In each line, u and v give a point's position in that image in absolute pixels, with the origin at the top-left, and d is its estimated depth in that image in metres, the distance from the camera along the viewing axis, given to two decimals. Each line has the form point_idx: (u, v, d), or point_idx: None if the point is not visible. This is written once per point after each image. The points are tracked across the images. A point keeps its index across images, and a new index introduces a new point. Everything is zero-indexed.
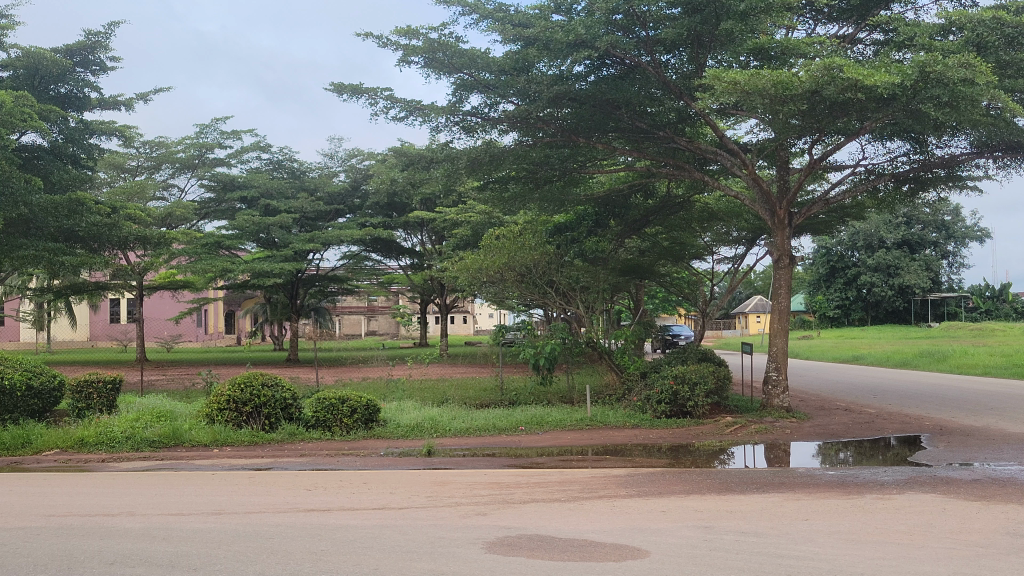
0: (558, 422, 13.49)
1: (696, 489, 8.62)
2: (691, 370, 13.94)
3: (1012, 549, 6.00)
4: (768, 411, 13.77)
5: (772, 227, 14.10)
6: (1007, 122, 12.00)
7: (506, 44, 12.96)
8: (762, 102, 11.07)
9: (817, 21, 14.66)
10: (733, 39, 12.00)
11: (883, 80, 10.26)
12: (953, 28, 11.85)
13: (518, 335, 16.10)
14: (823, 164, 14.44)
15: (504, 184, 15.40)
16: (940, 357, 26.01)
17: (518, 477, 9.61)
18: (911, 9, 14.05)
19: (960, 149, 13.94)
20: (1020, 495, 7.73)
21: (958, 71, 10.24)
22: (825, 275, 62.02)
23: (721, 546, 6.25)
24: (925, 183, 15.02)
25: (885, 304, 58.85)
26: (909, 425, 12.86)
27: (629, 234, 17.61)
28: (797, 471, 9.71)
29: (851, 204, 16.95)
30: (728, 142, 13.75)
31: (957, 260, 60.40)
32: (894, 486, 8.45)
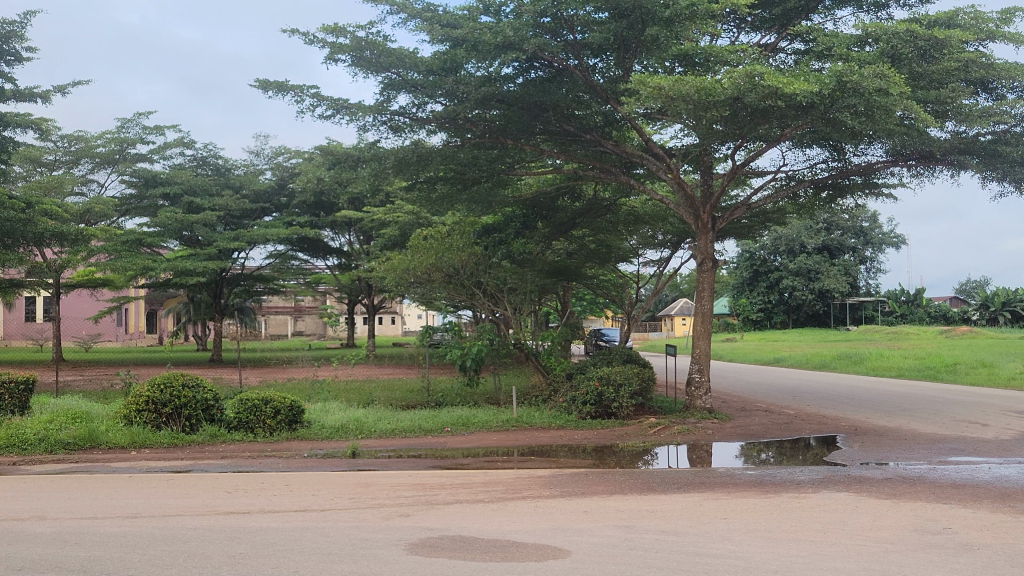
0: (484, 423, 13.52)
1: (619, 489, 8.72)
2: (616, 372, 14.10)
3: (919, 545, 6.19)
4: (691, 412, 13.96)
5: (695, 231, 14.33)
6: (919, 132, 12.37)
7: (435, 45, 12.94)
8: (686, 108, 11.24)
9: (740, 29, 14.94)
10: (658, 44, 12.18)
11: (802, 88, 10.53)
12: (869, 39, 12.18)
13: (445, 336, 16.05)
14: (745, 169, 14.71)
15: (432, 184, 15.36)
16: (857, 359, 26.71)
17: (443, 478, 9.60)
18: (830, 19, 14.43)
19: (876, 158, 14.33)
20: (928, 493, 7.99)
21: (873, 81, 10.57)
22: (748, 279, 63.14)
23: (641, 545, 6.32)
24: (843, 190, 15.40)
25: (806, 308, 60.18)
26: (826, 425, 13.18)
27: (556, 237, 17.71)
28: (718, 471, 9.87)
29: (772, 209, 17.30)
30: (654, 146, 13.93)
31: (874, 265, 62.11)
32: (811, 486, 8.65)
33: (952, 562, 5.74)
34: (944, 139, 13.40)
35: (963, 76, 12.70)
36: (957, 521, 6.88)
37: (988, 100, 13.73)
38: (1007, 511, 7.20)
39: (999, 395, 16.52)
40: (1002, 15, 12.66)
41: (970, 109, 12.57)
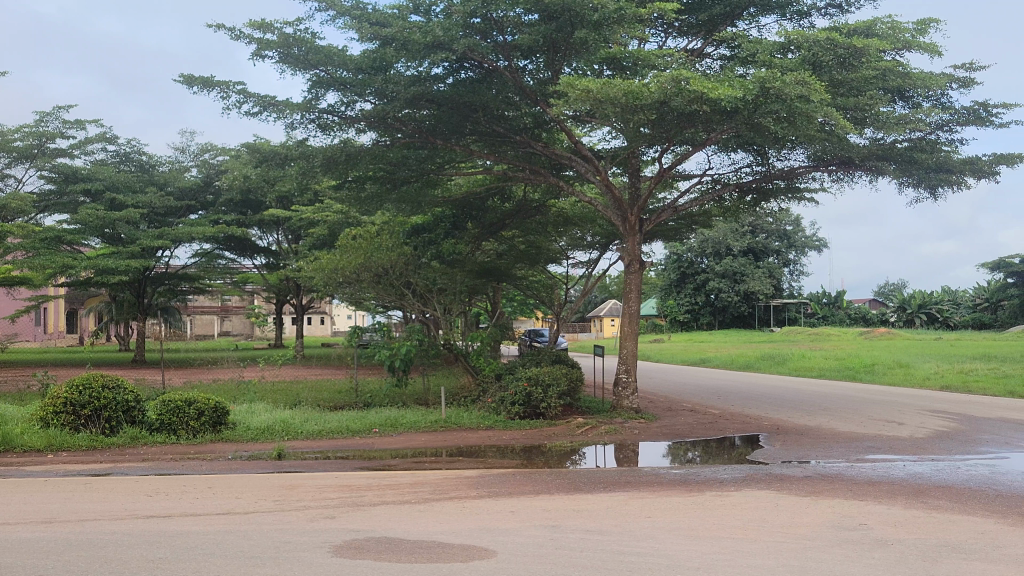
0: (412, 424, 13.46)
1: (545, 489, 8.75)
2: (544, 372, 14.17)
3: (836, 541, 6.34)
4: (618, 412, 14.08)
5: (623, 233, 14.46)
6: (839, 138, 12.69)
7: (364, 44, 12.88)
8: (614, 110, 11.36)
9: (667, 34, 15.13)
10: (587, 47, 12.28)
11: (726, 93, 10.71)
12: (791, 46, 12.46)
13: (374, 337, 15.92)
14: (672, 173, 14.91)
15: (361, 184, 15.24)
16: (780, 360, 27.33)
17: (370, 479, 9.54)
18: (754, 26, 14.73)
19: (798, 163, 14.66)
20: (846, 491, 8.19)
21: (795, 88, 10.81)
22: (676, 281, 63.96)
23: (567, 545, 6.35)
24: (766, 193, 15.73)
25: (731, 309, 61.25)
26: (749, 425, 13.42)
27: (486, 238, 17.70)
28: (644, 471, 9.93)
29: (699, 213, 17.56)
30: (582, 148, 14.02)
31: (797, 268, 63.52)
32: (733, 484, 8.80)
33: (867, 557, 5.89)
34: (864, 145, 13.76)
35: (881, 84, 13.06)
36: (873, 518, 7.06)
37: (904, 108, 14.14)
38: (920, 507, 7.42)
39: (914, 395, 17.03)
40: (917, 26, 13.06)
41: (887, 116, 12.92)
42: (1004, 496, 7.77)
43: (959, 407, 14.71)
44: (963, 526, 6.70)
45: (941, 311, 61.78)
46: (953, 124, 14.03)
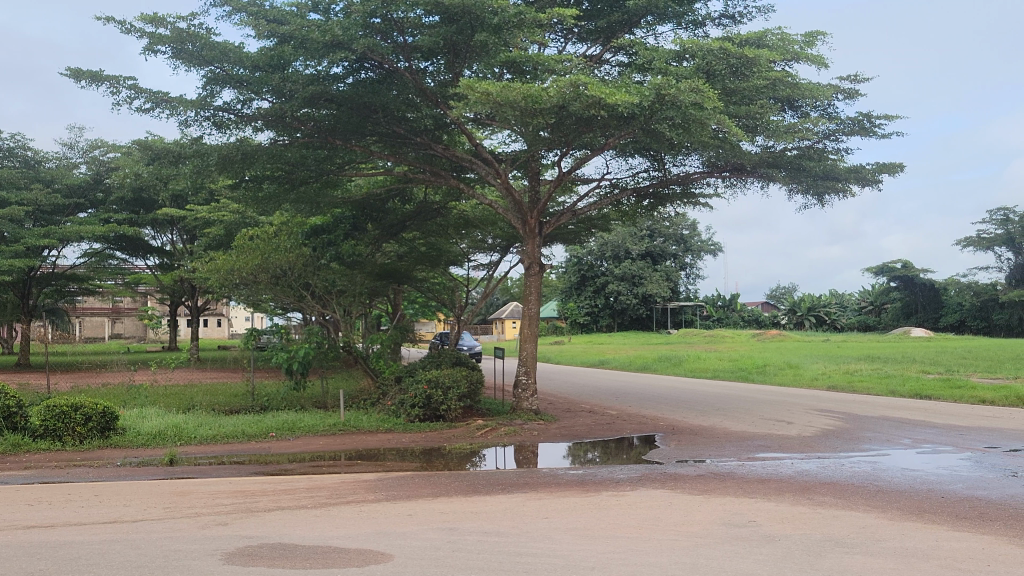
0: (309, 427, 13.26)
1: (444, 492, 8.74)
2: (444, 374, 14.15)
3: (727, 538, 6.51)
4: (517, 414, 14.15)
5: (523, 236, 14.54)
6: (732, 145, 13.03)
7: (260, 41, 12.68)
8: (514, 114, 11.44)
9: (567, 39, 15.29)
10: (487, 50, 12.32)
11: (623, 99, 10.87)
12: (686, 55, 12.74)
13: (272, 339, 15.63)
14: (571, 176, 15.08)
15: (258, 183, 14.93)
16: (675, 361, 27.96)
17: (265, 484, 9.37)
18: (650, 34, 15.03)
19: (693, 169, 15.00)
20: (737, 489, 8.41)
21: (690, 95, 11.04)
22: (576, 284, 64.59)
23: (464, 547, 6.36)
24: (663, 199, 16.06)
25: (630, 312, 62.23)
26: (645, 425, 13.66)
27: (386, 240, 17.56)
28: (542, 471, 10.02)
29: (598, 216, 17.78)
30: (483, 151, 14.06)
31: (693, 271, 64.97)
32: (629, 484, 8.94)
33: (755, 553, 6.07)
34: (755, 152, 14.16)
35: (771, 93, 13.47)
36: (761, 514, 7.27)
37: (794, 117, 14.62)
38: (806, 503, 7.68)
39: (803, 395, 17.59)
40: (805, 38, 13.52)
41: (777, 125, 13.32)
42: (885, 492, 8.08)
43: (844, 406, 15.29)
44: (846, 521, 6.95)
45: (829, 313, 64.12)
46: (840, 134, 14.57)
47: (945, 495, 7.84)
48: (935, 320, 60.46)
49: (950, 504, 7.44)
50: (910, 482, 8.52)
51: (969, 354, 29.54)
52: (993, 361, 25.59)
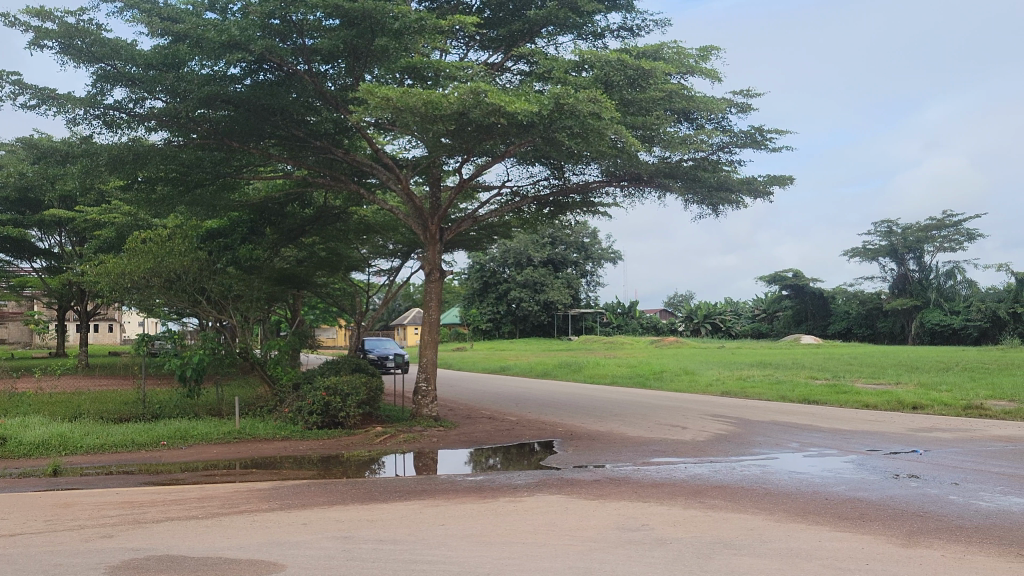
0: (203, 436, 12.93)
1: (340, 499, 8.64)
2: (342, 381, 13.98)
3: (621, 542, 6.61)
4: (417, 421, 14.10)
5: (424, 242, 14.49)
6: (629, 155, 13.27)
7: (154, 39, 12.38)
8: (414, 120, 11.39)
9: (469, 46, 15.31)
10: (387, 55, 12.26)
11: (523, 108, 10.97)
12: (585, 65, 12.92)
13: (164, 345, 15.18)
14: (473, 183, 15.11)
15: (151, 184, 14.49)
16: (575, 367, 28.28)
17: (154, 495, 9.10)
18: (551, 44, 15.19)
19: (593, 178, 15.20)
20: (631, 493, 8.55)
21: (587, 105, 11.26)
22: (478, 290, 64.69)
23: (359, 555, 6.29)
24: (563, 207, 16.24)
25: (532, 319, 62.66)
26: (544, 431, 13.76)
27: (285, 244, 17.29)
28: (440, 478, 10.01)
29: (499, 223, 17.84)
30: (383, 156, 13.97)
31: (594, 278, 65.83)
32: (526, 490, 8.99)
33: (647, 556, 6.18)
34: (652, 162, 14.45)
35: (667, 105, 13.79)
36: (654, 518, 7.41)
37: (689, 129, 14.98)
38: (698, 506, 7.86)
39: (697, 400, 18.00)
40: (700, 52, 13.86)
41: (673, 136, 13.62)
42: (773, 494, 8.33)
43: (736, 411, 15.70)
44: (735, 523, 7.14)
45: (725, 320, 65.75)
46: (733, 146, 14.98)
47: (830, 496, 8.12)
48: (824, 326, 62.97)
49: (834, 506, 7.71)
50: (797, 484, 8.79)
51: (853, 360, 30.75)
52: (876, 366, 26.65)
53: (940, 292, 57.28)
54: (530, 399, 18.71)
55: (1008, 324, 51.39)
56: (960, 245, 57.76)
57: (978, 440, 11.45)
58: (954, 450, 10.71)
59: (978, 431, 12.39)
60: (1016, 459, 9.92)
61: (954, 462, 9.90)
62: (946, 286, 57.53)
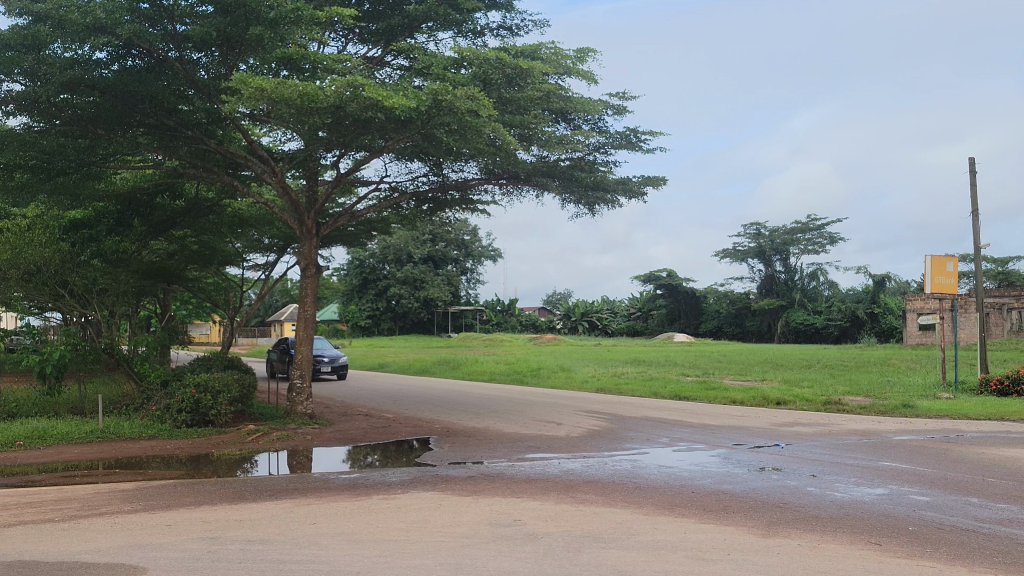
0: (64, 435, 12.39)
1: (207, 500, 8.41)
2: (213, 378, 13.62)
3: (492, 538, 6.64)
4: (291, 418, 13.85)
5: (300, 236, 14.24)
6: (506, 153, 13.36)
7: (13, 19, 11.80)
8: (288, 112, 11.19)
9: (347, 39, 15.12)
10: (262, 45, 12.02)
11: (400, 103, 10.94)
12: (463, 62, 12.92)
13: (22, 340, 14.45)
14: (350, 178, 14.92)
15: (9, 171, 13.72)
16: (454, 364, 28.31)
17: (7, 498, 8.64)
18: (432, 41, 15.15)
19: (471, 175, 15.24)
20: (504, 489, 8.60)
21: (465, 102, 11.28)
22: (357, 287, 63.87)
23: (224, 557, 6.13)
24: (442, 204, 16.22)
25: (411, 316, 62.30)
26: (420, 428, 13.71)
27: (155, 237, 16.71)
28: (313, 476, 9.85)
29: (377, 219, 17.65)
30: (258, 149, 13.63)
31: (474, 276, 66.06)
32: (399, 487, 8.91)
33: (517, 551, 6.23)
34: (530, 162, 14.60)
35: (545, 105, 13.97)
36: (525, 513, 7.48)
37: (566, 129, 15.20)
38: (569, 501, 7.96)
39: (572, 397, 18.27)
40: (577, 54, 14.05)
41: (550, 136, 13.95)
42: (643, 488, 8.52)
43: (610, 407, 16.00)
44: (604, 517, 7.27)
45: (601, 318, 66.82)
46: (609, 147, 15.27)
47: (696, 490, 8.34)
48: (695, 325, 65.33)
49: (700, 499, 7.93)
50: (665, 478, 9.01)
51: (722, 358, 31.73)
52: (743, 364, 27.65)
53: (804, 293, 59.70)
54: (408, 397, 18.58)
55: (867, 323, 54.32)
56: (822, 248, 60.35)
57: (836, 434, 11.98)
58: (814, 444, 11.18)
59: (835, 425, 12.96)
60: (869, 452, 10.41)
61: (813, 455, 10.32)
62: (810, 287, 60.02)
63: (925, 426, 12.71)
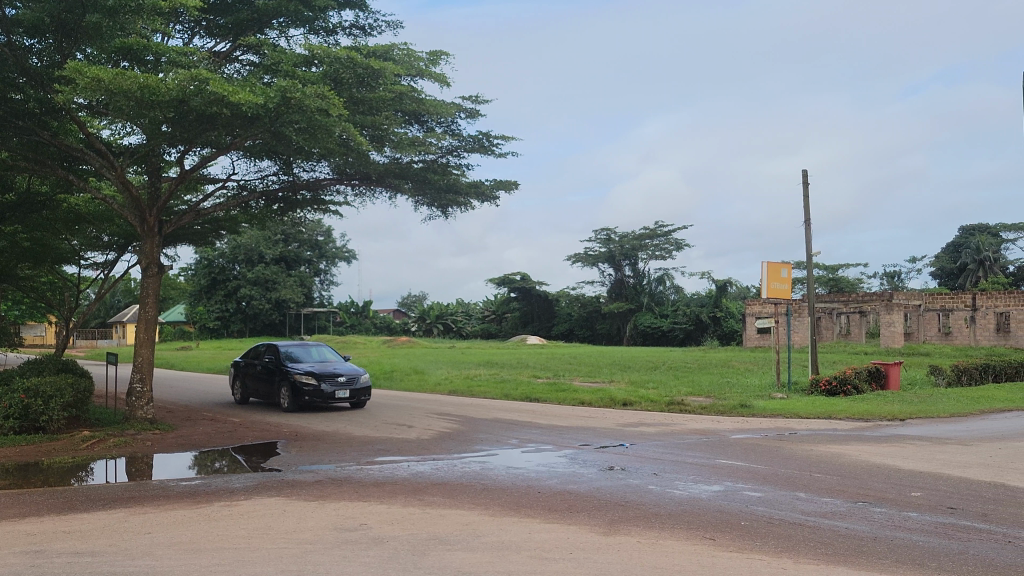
0: None
1: (35, 510, 7.96)
2: (45, 382, 12.89)
3: (336, 543, 6.56)
4: (130, 423, 13.30)
5: (141, 234, 13.70)
6: (358, 153, 13.27)
7: None
8: (128, 104, 10.76)
9: (193, 32, 14.67)
10: (100, 34, 11.64)
11: (245, 98, 10.74)
12: (314, 61, 12.76)
13: None
14: (195, 175, 14.47)
15: None
16: None
17: None
18: (282, 37, 14.88)
19: (323, 175, 15.02)
20: (352, 493, 8.52)
21: (314, 101, 11.15)
22: (205, 287, 61.57)
23: (49, 571, 5.82)
24: (293, 204, 15.92)
25: (262, 317, 60.90)
26: (267, 432, 13.39)
27: None
28: (151, 483, 9.48)
29: (224, 218, 17.14)
30: (96, 141, 13.00)
31: (328, 277, 65.19)
32: (243, 493, 8.68)
33: (361, 556, 6.17)
34: (383, 163, 14.55)
35: (397, 106, 13.95)
36: (372, 517, 7.41)
37: (419, 131, 15.19)
38: (417, 504, 7.93)
39: (422, 399, 18.25)
40: (430, 56, 14.07)
41: (402, 138, 13.95)
42: (491, 490, 8.57)
43: (463, 409, 16.04)
44: (451, 519, 7.29)
45: (457, 321, 66.95)
46: (461, 150, 15.35)
47: (542, 490, 8.47)
48: (547, 328, 66.68)
49: (546, 499, 8.04)
50: (513, 479, 9.09)
51: (573, 360, 32.58)
52: (591, 365, 28.40)
53: (652, 297, 61.62)
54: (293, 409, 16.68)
55: (709, 326, 56.31)
56: (670, 254, 62.43)
57: (678, 434, 12.37)
58: (657, 444, 11.52)
59: (677, 425, 13.41)
60: (708, 451, 10.81)
61: (656, 454, 10.64)
62: (657, 291, 61.97)
63: (761, 425, 13.28)
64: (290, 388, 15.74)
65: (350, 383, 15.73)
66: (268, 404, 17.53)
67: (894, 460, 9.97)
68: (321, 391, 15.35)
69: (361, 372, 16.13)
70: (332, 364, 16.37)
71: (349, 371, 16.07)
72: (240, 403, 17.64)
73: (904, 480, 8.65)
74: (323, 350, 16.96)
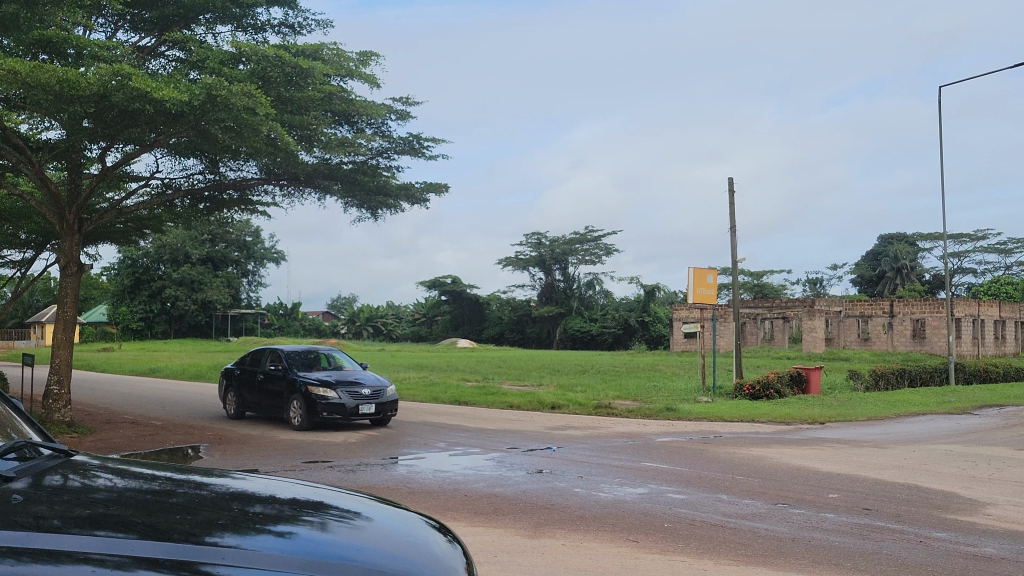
0: None
1: None
2: None
3: None
4: (47, 427, 12.91)
5: (60, 232, 13.37)
6: (285, 153, 13.08)
7: None
8: (44, 98, 10.50)
9: (116, 26, 14.26)
10: (17, 25, 11.31)
11: (169, 95, 10.57)
12: (241, 59, 12.60)
13: None
14: (118, 172, 14.14)
15: None
16: None
17: None
18: (209, 33, 14.70)
19: (250, 175, 14.81)
20: None
21: (241, 99, 11.06)
22: (128, 287, 60.20)
23: None
24: (219, 204, 15.67)
25: (187, 319, 59.74)
26: (191, 436, 13.14)
27: None
28: None
29: (148, 217, 16.78)
30: (13, 136, 12.60)
31: (255, 278, 64.29)
32: None
33: None
34: (311, 163, 14.47)
35: (326, 106, 13.88)
36: None
37: (348, 131, 15.02)
38: None
39: None
40: (360, 57, 13.95)
41: (331, 138, 13.96)
42: (417, 493, 8.54)
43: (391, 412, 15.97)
44: None
45: (387, 324, 66.57)
46: (391, 152, 15.27)
47: (468, 493, 8.46)
48: (478, 332, 66.69)
49: (473, 502, 8.05)
50: (440, 483, 9.07)
51: (501, 363, 32.66)
52: (519, 368, 28.58)
53: (581, 301, 62.13)
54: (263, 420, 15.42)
55: (638, 331, 57.02)
56: (599, 259, 63.02)
57: (604, 437, 12.50)
58: (584, 447, 11.62)
59: (604, 428, 13.54)
60: (635, 454, 10.94)
61: (584, 457, 10.73)
62: (587, 295, 62.55)
63: (686, 428, 13.50)
64: (304, 404, 13.60)
65: (374, 397, 13.77)
66: (267, 418, 15.44)
67: (813, 462, 10.23)
68: (343, 407, 13.33)
69: (385, 384, 14.13)
70: (350, 374, 14.34)
71: (371, 382, 14.07)
72: (236, 416, 15.50)
73: (822, 482, 8.88)
74: (334, 356, 14.88)
